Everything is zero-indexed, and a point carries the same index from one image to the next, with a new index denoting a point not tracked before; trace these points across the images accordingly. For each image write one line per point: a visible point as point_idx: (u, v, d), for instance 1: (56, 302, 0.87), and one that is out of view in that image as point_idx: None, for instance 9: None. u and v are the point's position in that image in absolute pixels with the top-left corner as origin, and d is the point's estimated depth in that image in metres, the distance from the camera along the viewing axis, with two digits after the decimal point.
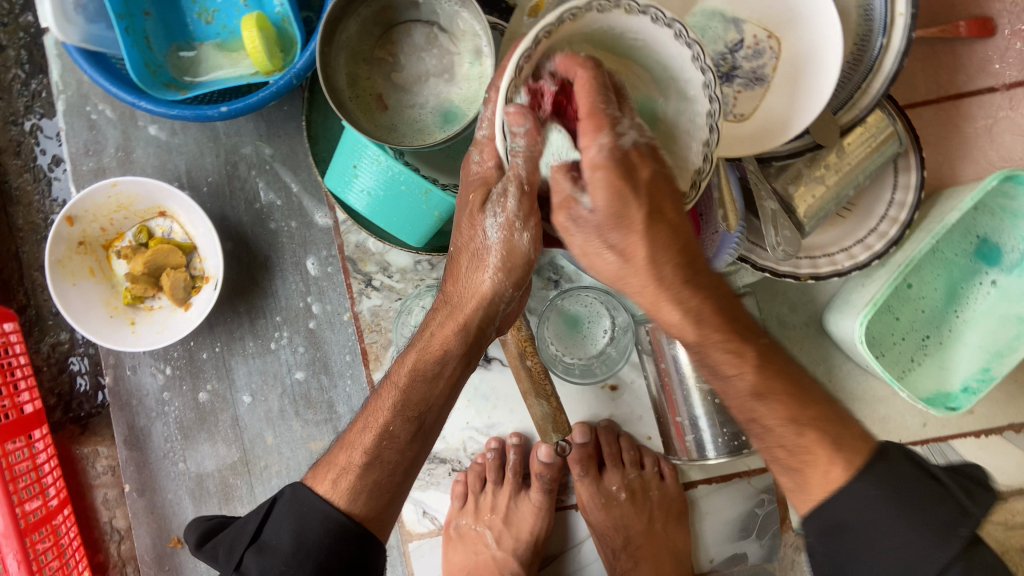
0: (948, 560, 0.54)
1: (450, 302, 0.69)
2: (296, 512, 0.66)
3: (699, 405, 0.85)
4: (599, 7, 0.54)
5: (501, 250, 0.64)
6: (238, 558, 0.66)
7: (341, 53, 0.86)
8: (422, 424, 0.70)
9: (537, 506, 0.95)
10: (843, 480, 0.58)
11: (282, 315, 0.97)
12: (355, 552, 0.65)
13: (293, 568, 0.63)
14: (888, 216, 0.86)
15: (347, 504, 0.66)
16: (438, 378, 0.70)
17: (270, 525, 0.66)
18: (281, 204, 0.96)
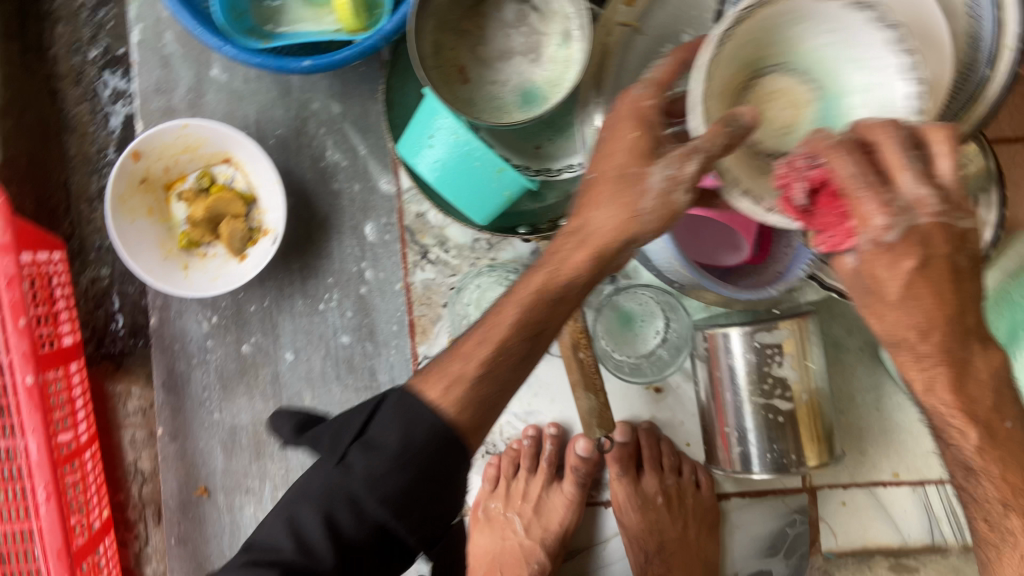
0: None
1: (581, 229, 0.61)
2: (404, 413, 0.59)
3: (751, 418, 0.82)
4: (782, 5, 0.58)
5: (661, 197, 0.58)
6: (341, 451, 0.60)
7: (429, 20, 0.84)
8: (539, 342, 0.62)
9: (569, 499, 0.93)
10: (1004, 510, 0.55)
11: (334, 278, 0.96)
12: (445, 467, 0.59)
13: (398, 470, 0.57)
14: None
15: (455, 413, 0.59)
16: (563, 303, 0.62)
17: (377, 424, 0.60)
18: (346, 165, 0.95)
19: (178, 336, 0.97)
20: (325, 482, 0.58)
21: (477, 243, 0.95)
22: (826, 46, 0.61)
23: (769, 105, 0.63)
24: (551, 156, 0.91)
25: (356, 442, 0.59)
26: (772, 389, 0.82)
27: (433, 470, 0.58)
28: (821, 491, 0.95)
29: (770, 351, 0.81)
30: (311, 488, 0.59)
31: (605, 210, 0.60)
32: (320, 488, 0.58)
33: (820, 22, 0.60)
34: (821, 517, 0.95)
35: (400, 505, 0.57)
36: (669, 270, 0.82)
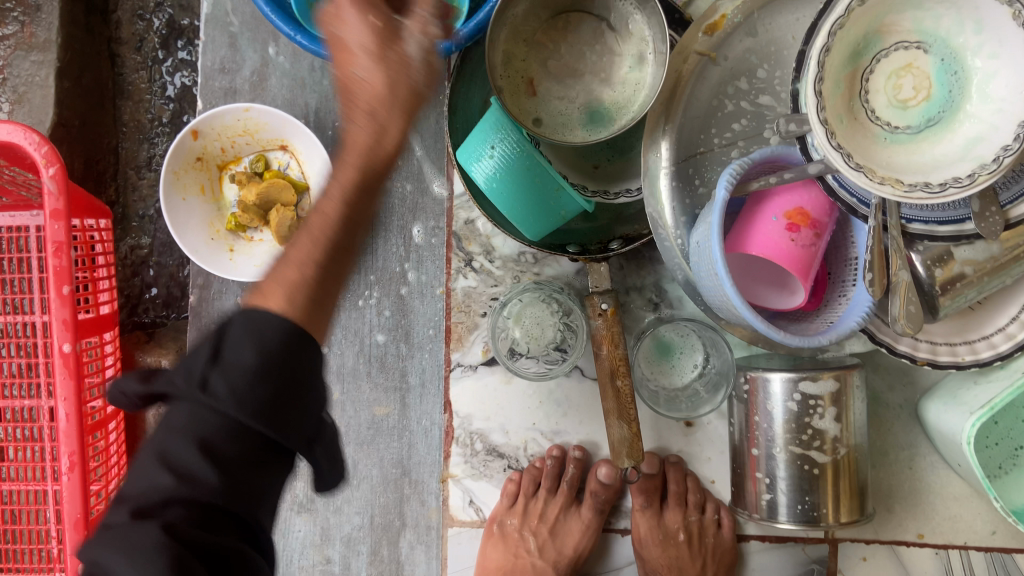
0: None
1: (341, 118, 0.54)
2: (249, 325, 0.49)
3: (784, 466, 0.81)
4: (903, 47, 0.69)
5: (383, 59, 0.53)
6: (200, 377, 0.48)
7: (505, 29, 0.83)
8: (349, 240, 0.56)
9: (585, 524, 0.94)
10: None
11: (376, 276, 0.96)
12: (302, 361, 0.50)
13: (257, 389, 0.48)
14: (1019, 317, 0.81)
15: (299, 316, 0.50)
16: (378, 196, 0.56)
17: (228, 345, 0.49)
18: (400, 165, 0.94)
19: (215, 314, 0.96)
20: (189, 412, 0.49)
21: (523, 256, 0.94)
22: (980, 73, 0.67)
23: (883, 74, 0.69)
24: (609, 177, 0.90)
25: (204, 368, 0.48)
26: (809, 440, 0.81)
27: (286, 367, 0.49)
28: (843, 544, 0.94)
29: (811, 403, 0.80)
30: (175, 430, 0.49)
31: (389, 119, 0.54)
32: (181, 420, 0.49)
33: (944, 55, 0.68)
34: (839, 570, 0.94)
35: (283, 413, 0.49)
36: (723, 312, 0.78)
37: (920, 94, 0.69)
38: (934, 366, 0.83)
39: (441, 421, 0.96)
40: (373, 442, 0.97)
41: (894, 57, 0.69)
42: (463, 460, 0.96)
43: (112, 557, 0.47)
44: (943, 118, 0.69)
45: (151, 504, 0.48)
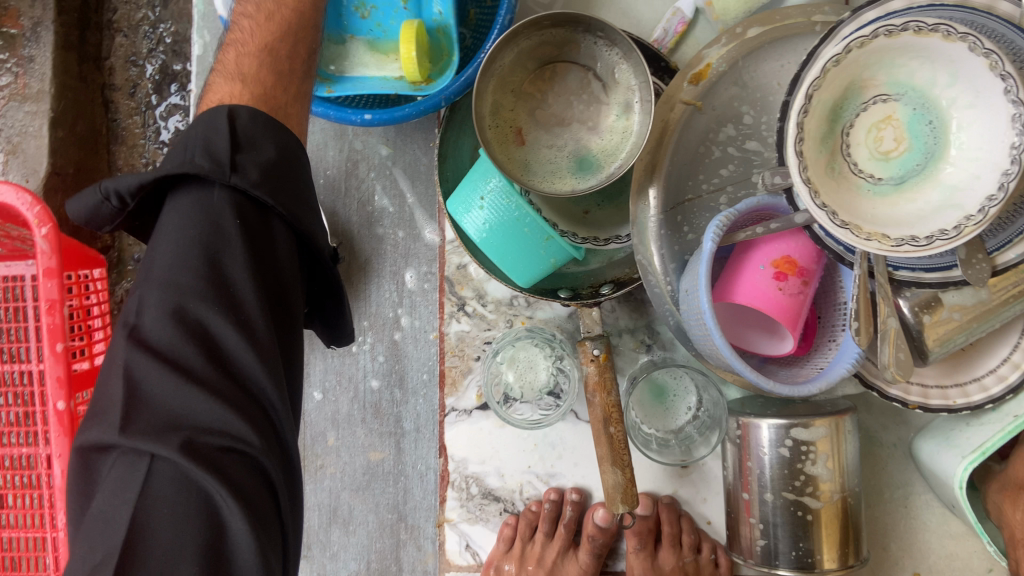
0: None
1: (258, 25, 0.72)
2: (258, 124, 0.64)
3: (778, 513, 0.81)
4: (883, 100, 0.71)
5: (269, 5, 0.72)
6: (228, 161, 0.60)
7: (491, 81, 0.84)
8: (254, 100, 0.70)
9: (582, 568, 0.93)
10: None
11: (370, 321, 0.96)
12: (295, 172, 0.65)
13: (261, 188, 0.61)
14: (1010, 360, 0.81)
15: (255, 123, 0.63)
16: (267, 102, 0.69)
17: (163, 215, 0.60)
18: (392, 212, 0.95)
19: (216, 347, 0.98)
20: (194, 199, 0.60)
21: (515, 300, 0.94)
22: (957, 124, 0.70)
23: (865, 129, 0.72)
24: (599, 224, 0.91)
25: (230, 157, 0.60)
26: (802, 486, 0.81)
27: (287, 172, 0.64)
28: None
29: (803, 449, 0.80)
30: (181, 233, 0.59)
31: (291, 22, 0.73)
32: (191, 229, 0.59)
33: (923, 107, 0.71)
34: None
35: (298, 212, 0.64)
36: (710, 357, 0.80)
37: (901, 146, 0.72)
38: (925, 409, 0.84)
39: (436, 465, 0.96)
40: (369, 487, 0.97)
41: (875, 110, 0.72)
42: (459, 504, 0.96)
43: (148, 364, 0.55)
44: (927, 167, 0.71)
45: (189, 311, 0.57)
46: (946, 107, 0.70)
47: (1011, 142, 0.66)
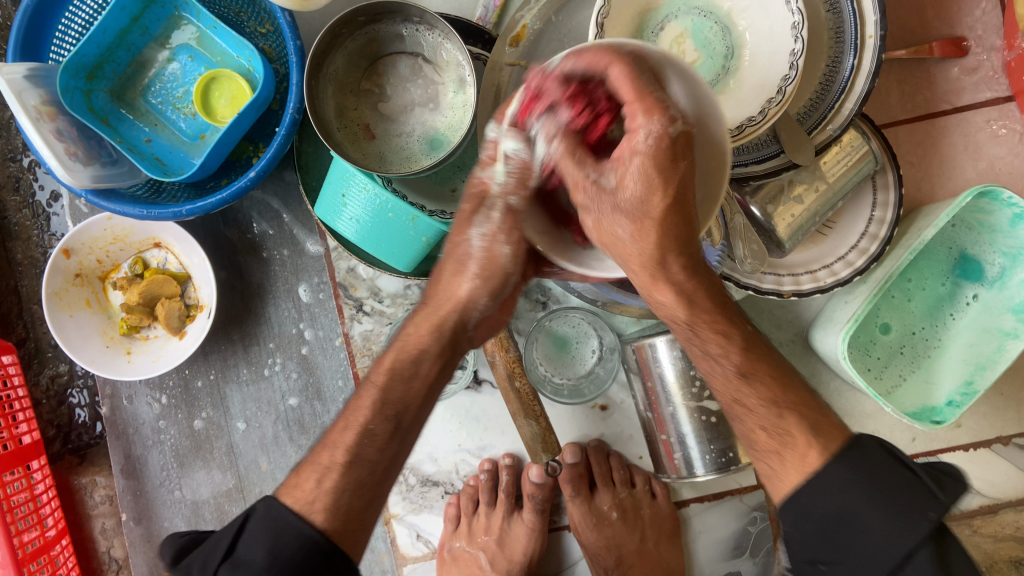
0: (915, 540, 0.58)
1: (430, 303, 0.73)
2: (270, 527, 0.64)
3: (687, 422, 0.86)
4: (674, 15, 0.78)
5: (480, 260, 0.69)
6: (212, 572, 0.63)
7: (329, 85, 0.89)
8: (399, 422, 0.70)
9: (529, 527, 0.95)
10: (820, 461, 0.63)
11: (275, 342, 0.99)
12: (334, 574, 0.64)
13: None
14: (867, 233, 0.87)
15: (323, 521, 0.64)
16: (415, 378, 0.70)
17: (244, 542, 0.64)
18: (272, 234, 0.98)
19: (228, 453, 0.99)
20: (267, 530, 0.64)
21: (409, 289, 0.97)
22: (741, 23, 0.77)
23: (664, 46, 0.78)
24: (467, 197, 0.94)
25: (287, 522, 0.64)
26: (701, 391, 0.86)
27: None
28: None
29: (693, 355, 0.85)
30: (334, 489, 0.66)
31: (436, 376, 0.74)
32: (373, 454, 0.68)
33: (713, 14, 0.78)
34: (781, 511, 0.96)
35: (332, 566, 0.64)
36: (584, 291, 0.86)
37: (698, 54, 0.79)
38: (802, 296, 0.87)
39: None
40: None
41: (666, 30, 0.78)
42: (401, 498, 0.98)
43: None
44: (730, 67, 0.78)
45: None
46: (728, 11, 0.77)
47: (790, 23, 0.73)
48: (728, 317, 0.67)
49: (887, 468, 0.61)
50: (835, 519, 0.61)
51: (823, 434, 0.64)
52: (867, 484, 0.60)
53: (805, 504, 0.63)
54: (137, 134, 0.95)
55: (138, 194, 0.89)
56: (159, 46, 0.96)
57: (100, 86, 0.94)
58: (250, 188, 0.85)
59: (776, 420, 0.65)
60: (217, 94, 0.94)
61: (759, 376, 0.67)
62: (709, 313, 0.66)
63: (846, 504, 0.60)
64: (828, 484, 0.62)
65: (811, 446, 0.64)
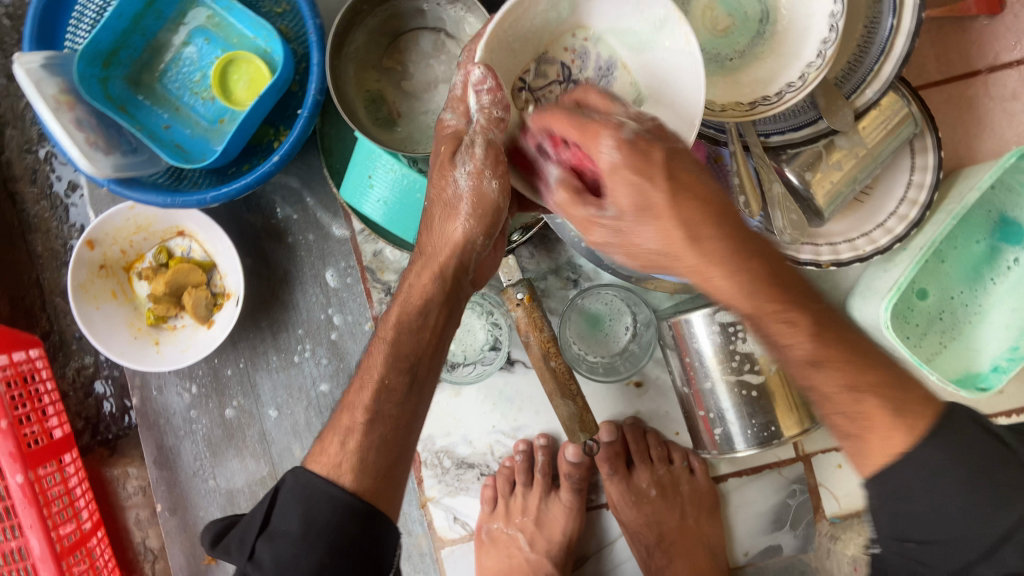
0: (1013, 518, 0.51)
1: (426, 252, 0.70)
2: (302, 495, 0.64)
3: (726, 397, 0.85)
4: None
5: (470, 199, 0.65)
6: (250, 548, 0.63)
7: (350, 65, 0.87)
8: (414, 374, 0.70)
9: (567, 506, 0.95)
10: (908, 442, 0.53)
11: (304, 328, 0.98)
12: (376, 542, 0.63)
13: (305, 551, 0.61)
14: (906, 198, 0.85)
15: (352, 483, 0.64)
16: (424, 328, 0.71)
17: (278, 513, 0.64)
18: (297, 219, 0.96)
19: (259, 438, 0.99)
20: (298, 497, 0.63)
21: None
22: None
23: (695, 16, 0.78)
24: None
25: (327, 488, 0.63)
26: (740, 365, 0.85)
27: (366, 554, 0.62)
28: (816, 458, 0.95)
29: (732, 330, 0.84)
30: (359, 448, 0.66)
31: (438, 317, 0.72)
32: (394, 409, 0.69)
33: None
34: (819, 483, 0.95)
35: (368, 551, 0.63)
36: (619, 268, 0.84)
37: (731, 20, 0.77)
38: (841, 265, 0.86)
39: None
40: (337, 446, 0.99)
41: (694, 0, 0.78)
42: (437, 480, 0.97)
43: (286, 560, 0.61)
44: (766, 32, 0.75)
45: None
46: None
47: None
48: (795, 297, 0.54)
49: (982, 446, 0.53)
50: (920, 483, 0.53)
51: (910, 410, 0.53)
52: (960, 463, 0.52)
53: (892, 482, 0.54)
54: (155, 120, 0.94)
55: (159, 181, 0.88)
56: (173, 28, 0.94)
57: (115, 73, 0.92)
58: (275, 173, 0.84)
59: (854, 405, 0.54)
60: (235, 77, 0.92)
61: (826, 341, 0.56)
62: (770, 299, 0.53)
63: (945, 466, 0.52)
64: (916, 466, 0.53)
65: (892, 426, 0.53)
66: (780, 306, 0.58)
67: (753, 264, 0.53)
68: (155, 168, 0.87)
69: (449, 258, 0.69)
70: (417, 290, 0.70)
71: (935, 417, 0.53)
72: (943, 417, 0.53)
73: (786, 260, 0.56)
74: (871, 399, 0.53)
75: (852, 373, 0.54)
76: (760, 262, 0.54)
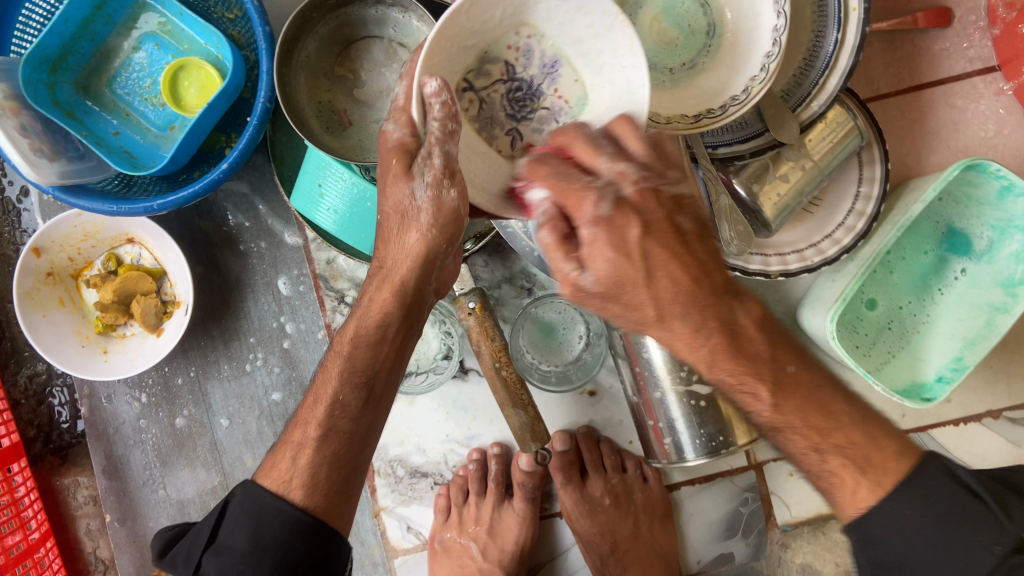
0: (984, 575, 0.54)
1: (384, 266, 0.65)
2: (250, 511, 0.67)
3: (676, 407, 0.86)
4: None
5: (430, 209, 0.60)
6: (196, 561, 0.67)
7: (301, 72, 0.87)
8: (371, 389, 0.69)
9: (521, 515, 0.94)
10: (872, 499, 0.57)
11: (256, 337, 0.97)
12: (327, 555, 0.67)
13: (250, 565, 0.64)
14: (854, 210, 0.86)
15: (301, 499, 0.66)
16: (382, 343, 0.68)
17: (225, 528, 0.67)
18: (249, 226, 0.95)
19: (210, 447, 0.98)
20: (246, 515, 0.67)
21: None
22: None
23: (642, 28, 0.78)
24: None
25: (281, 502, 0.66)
26: (690, 375, 0.85)
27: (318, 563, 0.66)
28: (768, 466, 0.95)
29: None
30: (310, 464, 0.67)
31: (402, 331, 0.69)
32: (348, 425, 0.68)
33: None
34: (771, 491, 0.95)
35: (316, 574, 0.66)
36: None
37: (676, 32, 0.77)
38: (789, 275, 0.86)
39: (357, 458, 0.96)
40: None
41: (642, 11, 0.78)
42: (390, 490, 0.97)
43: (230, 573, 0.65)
44: (712, 45, 0.76)
45: None
46: None
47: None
48: (759, 372, 0.56)
49: (971, 520, 0.55)
50: (898, 538, 0.57)
51: (876, 470, 0.57)
52: (932, 522, 0.56)
53: (869, 535, 0.58)
54: (105, 126, 0.93)
55: (106, 188, 0.87)
56: (124, 33, 0.93)
57: (64, 78, 0.91)
58: (223, 181, 0.83)
59: (819, 464, 0.58)
60: (186, 83, 0.91)
61: (795, 428, 0.58)
62: (733, 374, 0.56)
63: (908, 525, 0.56)
64: (887, 521, 0.57)
65: (859, 483, 0.57)
66: (750, 399, 0.57)
67: (713, 341, 0.55)
68: (100, 177, 0.86)
69: (413, 273, 0.64)
70: (376, 302, 0.66)
71: (900, 472, 0.57)
72: (911, 472, 0.57)
73: (758, 340, 0.57)
74: (833, 460, 0.58)
75: (817, 436, 0.58)
76: (719, 339, 0.55)
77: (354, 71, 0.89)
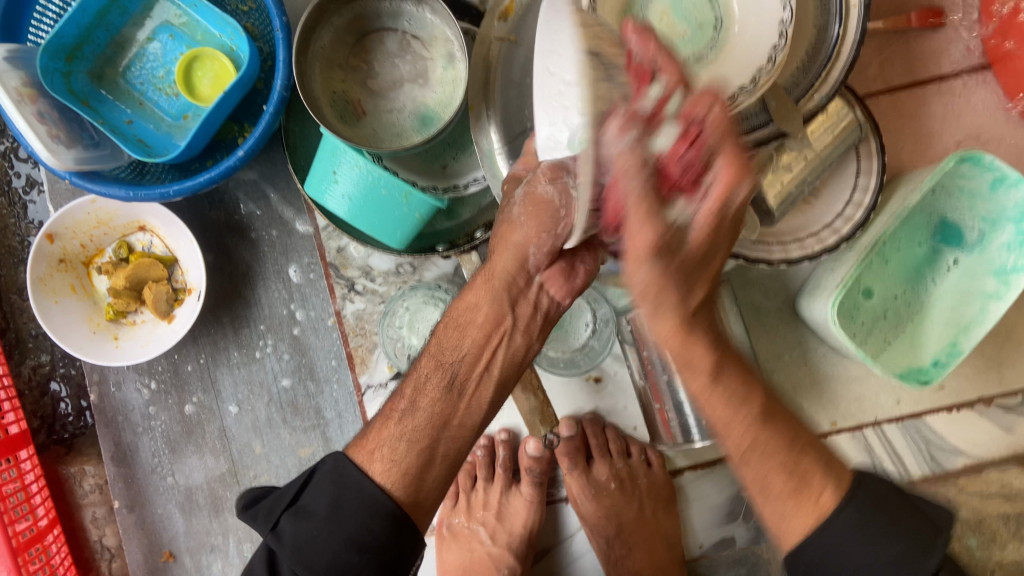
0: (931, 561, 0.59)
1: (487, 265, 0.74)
2: (338, 480, 0.67)
3: (683, 391, 0.88)
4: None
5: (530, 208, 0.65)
6: (275, 520, 0.67)
7: (316, 61, 0.88)
8: (454, 378, 0.71)
9: (528, 499, 0.96)
10: (828, 483, 0.62)
11: (266, 324, 0.98)
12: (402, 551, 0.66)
13: (327, 533, 0.64)
14: (852, 201, 0.89)
15: (382, 479, 0.67)
16: (469, 327, 0.73)
17: (309, 492, 0.67)
18: (260, 215, 0.97)
19: (218, 434, 0.98)
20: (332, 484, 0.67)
21: (402, 267, 0.97)
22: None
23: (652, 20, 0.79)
24: (458, 173, 0.94)
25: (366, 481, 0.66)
26: None
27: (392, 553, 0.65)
28: None
29: None
30: (389, 443, 0.68)
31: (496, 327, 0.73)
32: (425, 412, 0.70)
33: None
34: None
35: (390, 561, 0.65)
36: None
37: (685, 26, 0.80)
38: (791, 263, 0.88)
39: None
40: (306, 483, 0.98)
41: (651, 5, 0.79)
42: None
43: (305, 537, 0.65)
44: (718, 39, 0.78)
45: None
46: None
47: None
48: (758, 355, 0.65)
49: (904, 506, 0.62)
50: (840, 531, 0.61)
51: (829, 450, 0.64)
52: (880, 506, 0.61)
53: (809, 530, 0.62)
54: (119, 115, 0.94)
55: (120, 175, 0.88)
56: (139, 24, 0.94)
57: (79, 67, 0.92)
58: (240, 167, 0.84)
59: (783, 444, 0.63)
60: (200, 74, 0.93)
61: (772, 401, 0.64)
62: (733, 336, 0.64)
63: (856, 513, 0.61)
64: (838, 508, 0.61)
65: (816, 462, 0.63)
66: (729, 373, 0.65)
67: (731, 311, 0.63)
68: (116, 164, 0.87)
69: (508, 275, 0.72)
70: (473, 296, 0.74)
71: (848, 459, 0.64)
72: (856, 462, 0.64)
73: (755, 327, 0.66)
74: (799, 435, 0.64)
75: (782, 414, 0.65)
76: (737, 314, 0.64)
77: (368, 61, 0.90)
